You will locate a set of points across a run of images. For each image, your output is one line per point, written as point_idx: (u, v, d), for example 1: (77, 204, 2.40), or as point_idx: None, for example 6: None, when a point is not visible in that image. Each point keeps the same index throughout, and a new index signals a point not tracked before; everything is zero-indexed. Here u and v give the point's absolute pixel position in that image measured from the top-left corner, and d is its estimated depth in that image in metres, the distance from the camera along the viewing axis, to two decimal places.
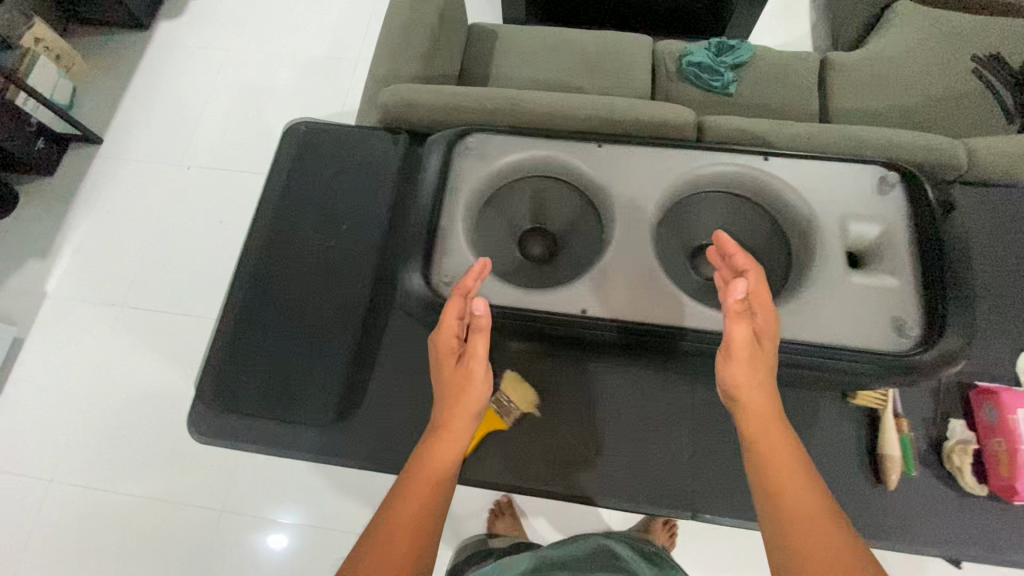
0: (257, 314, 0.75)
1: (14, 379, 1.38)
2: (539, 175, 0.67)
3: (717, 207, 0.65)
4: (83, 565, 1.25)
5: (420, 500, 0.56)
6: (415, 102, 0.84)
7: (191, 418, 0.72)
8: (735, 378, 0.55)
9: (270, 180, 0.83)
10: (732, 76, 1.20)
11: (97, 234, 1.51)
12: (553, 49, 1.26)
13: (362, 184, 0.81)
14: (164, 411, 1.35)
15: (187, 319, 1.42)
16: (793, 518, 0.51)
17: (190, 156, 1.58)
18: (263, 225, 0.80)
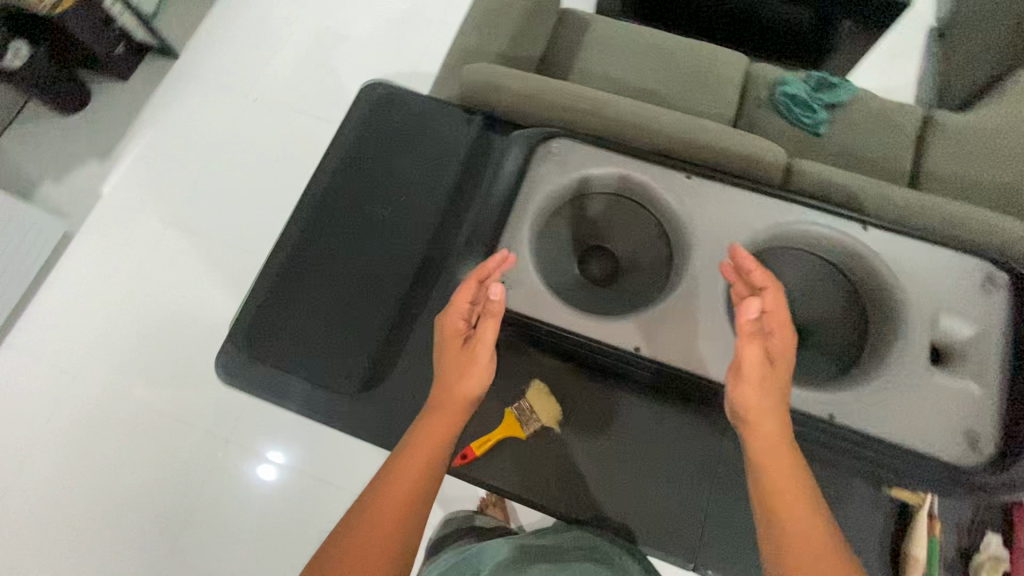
0: (303, 268, 0.75)
1: (57, 269, 1.43)
2: (616, 194, 0.66)
3: (801, 266, 0.62)
4: (89, 458, 1.30)
5: (412, 480, 0.56)
6: (498, 85, 0.80)
7: (220, 357, 0.73)
8: (744, 396, 0.53)
9: (338, 135, 0.82)
10: (825, 116, 1.13)
11: (158, 147, 1.53)
12: (644, 51, 1.21)
13: (429, 159, 0.80)
14: (190, 331, 1.39)
15: (229, 247, 1.45)
16: (797, 547, 0.50)
17: (260, 88, 1.59)
18: (324, 180, 0.79)
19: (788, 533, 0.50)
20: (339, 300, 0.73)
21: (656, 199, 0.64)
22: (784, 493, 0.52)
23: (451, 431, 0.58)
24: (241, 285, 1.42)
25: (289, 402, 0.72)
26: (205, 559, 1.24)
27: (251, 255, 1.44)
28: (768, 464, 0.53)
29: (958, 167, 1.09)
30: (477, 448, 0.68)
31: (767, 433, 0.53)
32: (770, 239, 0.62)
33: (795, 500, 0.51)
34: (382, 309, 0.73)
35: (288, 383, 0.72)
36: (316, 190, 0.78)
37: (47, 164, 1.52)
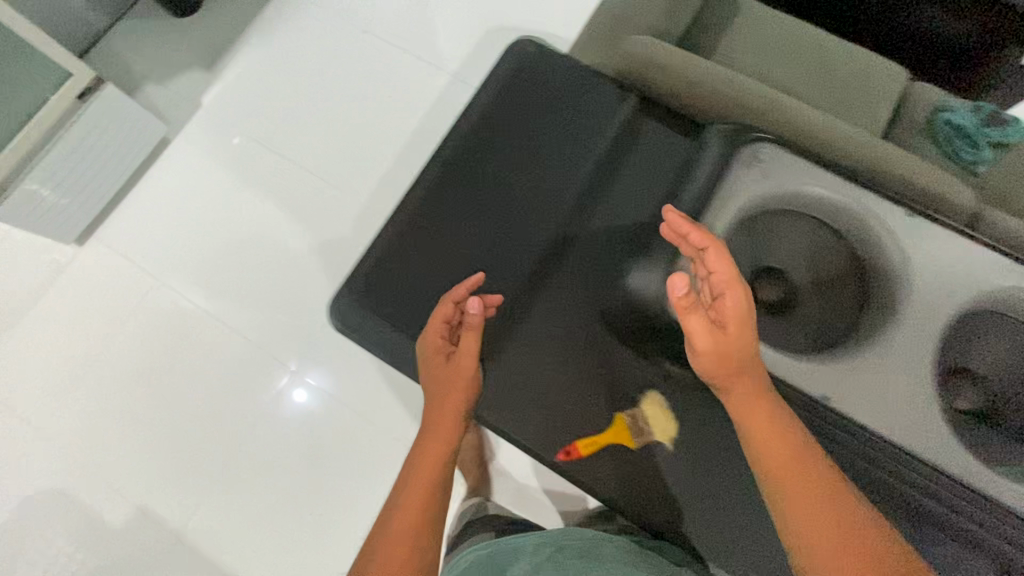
0: (422, 233, 0.91)
1: (154, 172, 1.45)
2: (813, 218, 0.85)
3: (1005, 347, 0.81)
4: (161, 362, 1.34)
5: (422, 492, 0.70)
6: (668, 62, 0.88)
7: (335, 304, 0.89)
8: (710, 361, 0.70)
9: (467, 119, 0.97)
10: (988, 155, 1.01)
11: (261, 65, 1.51)
12: (795, 46, 1.10)
13: (563, 139, 0.96)
14: (271, 257, 1.39)
15: (316, 178, 1.43)
16: (783, 469, 0.65)
17: (371, 20, 1.54)
18: (449, 159, 0.95)
19: (768, 462, 0.66)
20: (458, 263, 0.90)
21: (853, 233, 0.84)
22: (764, 435, 0.68)
23: (444, 434, 0.77)
24: (323, 218, 1.41)
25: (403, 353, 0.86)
26: (258, 480, 1.28)
27: (337, 190, 1.42)
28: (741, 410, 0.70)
29: None
30: (581, 447, 0.83)
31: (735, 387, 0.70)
32: (908, 304, 0.79)
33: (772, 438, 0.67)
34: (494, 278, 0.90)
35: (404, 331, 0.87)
36: (439, 174, 0.95)
37: (152, 65, 1.52)
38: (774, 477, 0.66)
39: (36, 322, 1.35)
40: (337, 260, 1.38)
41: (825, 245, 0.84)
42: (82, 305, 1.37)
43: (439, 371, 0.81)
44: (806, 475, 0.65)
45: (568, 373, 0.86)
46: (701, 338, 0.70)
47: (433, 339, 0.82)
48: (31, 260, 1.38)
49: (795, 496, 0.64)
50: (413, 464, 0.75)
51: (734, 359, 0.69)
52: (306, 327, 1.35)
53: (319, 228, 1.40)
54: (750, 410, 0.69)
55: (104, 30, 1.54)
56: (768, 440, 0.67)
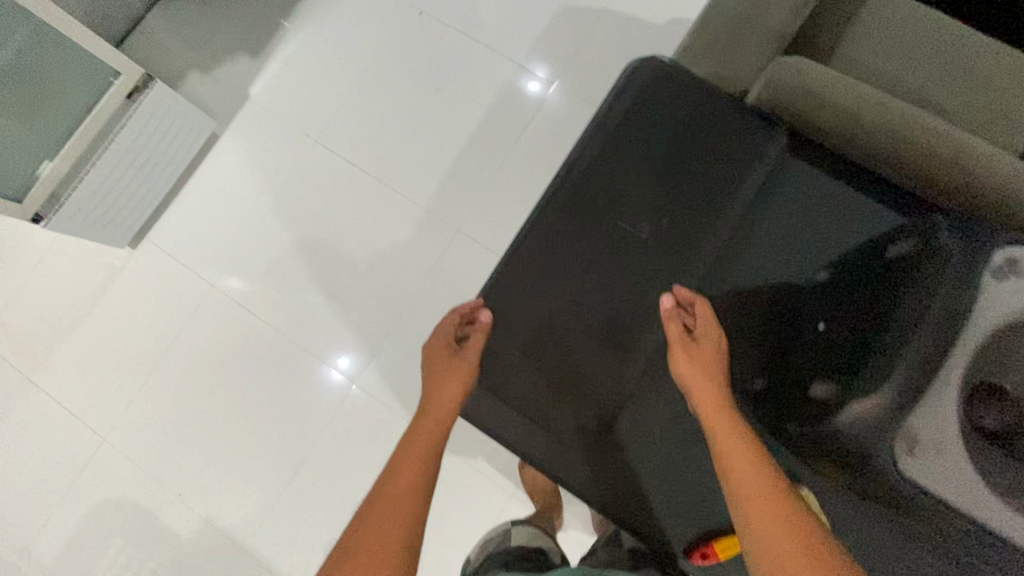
0: (535, 284, 0.79)
1: (202, 170, 1.38)
2: None
3: None
4: (218, 371, 1.31)
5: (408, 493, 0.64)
6: (812, 89, 0.71)
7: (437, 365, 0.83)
8: (685, 370, 0.68)
9: (590, 139, 0.80)
10: None
11: (311, 51, 1.40)
12: (940, 43, 0.93)
13: (688, 212, 0.79)
14: (327, 264, 1.32)
15: (375, 178, 1.34)
16: (736, 472, 0.59)
17: (426, 0, 1.40)
18: (567, 190, 0.79)
19: (727, 466, 0.60)
20: (579, 323, 0.78)
21: None
22: (726, 437, 0.62)
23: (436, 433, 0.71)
24: (383, 222, 1.33)
25: (513, 422, 0.78)
26: (321, 494, 1.25)
27: (396, 192, 1.33)
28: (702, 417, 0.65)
29: None
30: (721, 551, 0.72)
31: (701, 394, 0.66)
32: None
33: (737, 444, 0.61)
34: (621, 341, 0.78)
35: (515, 402, 0.78)
36: (552, 208, 0.79)
37: (197, 51, 1.42)
38: (735, 484, 0.59)
39: (94, 325, 1.33)
40: (398, 267, 1.31)
41: None
42: (137, 309, 1.34)
43: (439, 367, 0.76)
44: (771, 480, 0.58)
45: (706, 458, 0.76)
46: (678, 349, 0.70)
47: (438, 338, 0.78)
48: (86, 261, 1.34)
49: (756, 505, 0.56)
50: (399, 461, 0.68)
51: (709, 370, 0.68)
52: (367, 337, 1.29)
53: (378, 232, 1.32)
54: (719, 421, 0.63)
55: (144, 12, 1.44)
56: (734, 445, 0.61)
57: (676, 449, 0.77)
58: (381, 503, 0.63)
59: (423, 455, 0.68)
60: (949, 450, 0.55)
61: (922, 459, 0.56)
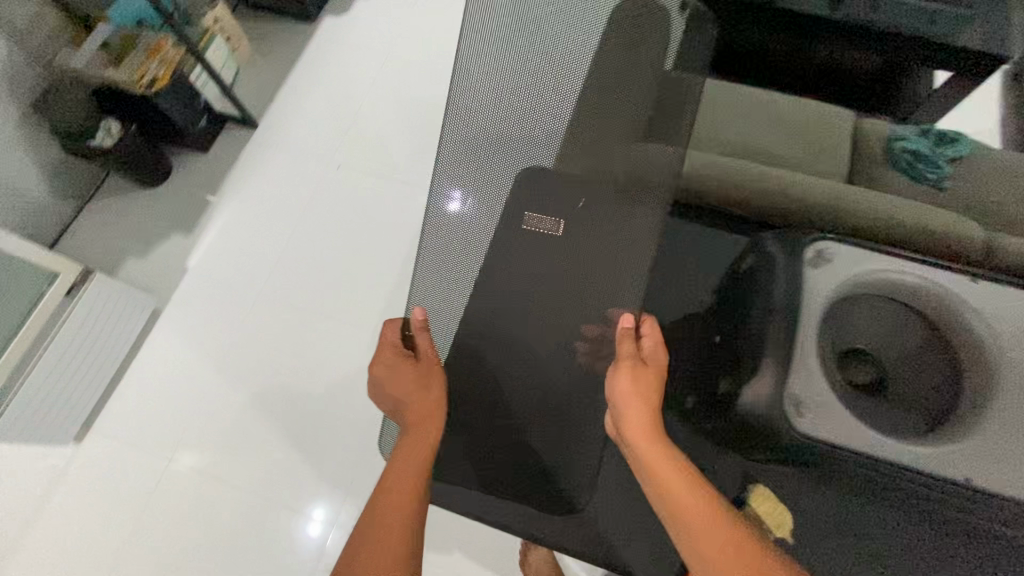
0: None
1: (147, 348, 1.39)
2: (876, 293, 0.86)
3: None
4: (185, 552, 1.22)
5: (407, 498, 0.72)
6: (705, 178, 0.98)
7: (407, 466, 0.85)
8: (620, 391, 0.79)
9: (491, 233, 0.96)
10: (949, 170, 1.11)
11: (243, 217, 1.52)
12: (751, 108, 1.20)
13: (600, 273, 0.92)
14: (287, 407, 1.33)
15: (321, 316, 1.41)
16: (663, 487, 0.69)
17: (342, 154, 1.59)
18: (494, 282, 0.94)
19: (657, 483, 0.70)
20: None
21: (920, 296, 0.84)
22: (654, 455, 0.72)
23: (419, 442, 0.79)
24: (336, 355, 1.37)
25: None
26: None
27: (345, 324, 1.40)
28: (633, 439, 0.75)
29: None
30: None
31: (629, 416, 0.76)
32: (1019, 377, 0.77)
33: (667, 463, 0.71)
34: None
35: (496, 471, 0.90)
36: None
37: (131, 237, 1.50)
38: (666, 496, 0.68)
39: (43, 541, 1.23)
40: (360, 394, 1.34)
41: (901, 321, 0.85)
42: (90, 510, 1.25)
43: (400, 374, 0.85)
44: (702, 500, 0.66)
45: None
46: (616, 376, 0.81)
47: (385, 349, 0.87)
48: (27, 471, 1.27)
49: (689, 520, 0.65)
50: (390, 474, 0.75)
51: (646, 395, 0.78)
52: (341, 471, 1.28)
53: (333, 365, 1.36)
54: (648, 440, 0.73)
55: (73, 217, 1.52)
56: (664, 462, 0.71)
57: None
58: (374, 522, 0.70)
59: (416, 453, 0.78)
60: (824, 403, 0.78)
61: (809, 416, 0.78)
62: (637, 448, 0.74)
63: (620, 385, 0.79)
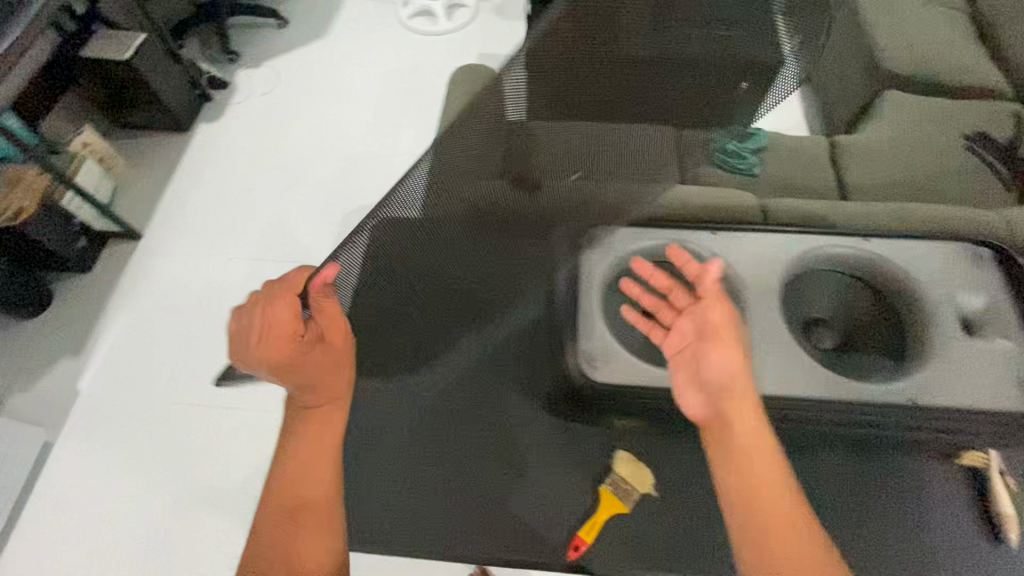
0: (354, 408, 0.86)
1: (41, 485, 1.31)
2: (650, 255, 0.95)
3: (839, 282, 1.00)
4: None
5: (325, 481, 0.83)
6: None
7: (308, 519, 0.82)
8: (727, 373, 0.77)
9: None
10: (755, 160, 1.32)
11: (135, 327, 1.50)
12: None
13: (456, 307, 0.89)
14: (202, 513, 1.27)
15: (227, 404, 1.38)
16: (744, 493, 0.74)
17: (231, 248, 1.63)
18: None
19: (749, 480, 0.75)
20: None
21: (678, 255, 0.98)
22: (752, 452, 0.75)
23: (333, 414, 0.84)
24: (248, 440, 1.34)
25: None
26: None
27: (253, 408, 1.37)
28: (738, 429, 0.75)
29: (872, 177, 1.30)
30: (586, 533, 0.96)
31: (740, 402, 0.76)
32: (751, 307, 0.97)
33: (763, 466, 0.75)
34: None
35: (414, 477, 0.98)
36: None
37: (16, 372, 1.44)
38: (758, 499, 0.74)
39: None
40: None
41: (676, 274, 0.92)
42: None
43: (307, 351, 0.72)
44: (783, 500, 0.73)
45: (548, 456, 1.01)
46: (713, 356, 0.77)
47: (285, 326, 0.68)
48: None
49: (771, 521, 0.72)
50: (303, 449, 0.84)
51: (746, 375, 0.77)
52: None
53: (245, 451, 1.32)
54: (748, 434, 0.75)
55: None
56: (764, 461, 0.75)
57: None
58: (301, 506, 0.83)
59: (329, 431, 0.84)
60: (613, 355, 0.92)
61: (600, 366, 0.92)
62: (739, 437, 0.76)
63: (721, 366, 0.77)
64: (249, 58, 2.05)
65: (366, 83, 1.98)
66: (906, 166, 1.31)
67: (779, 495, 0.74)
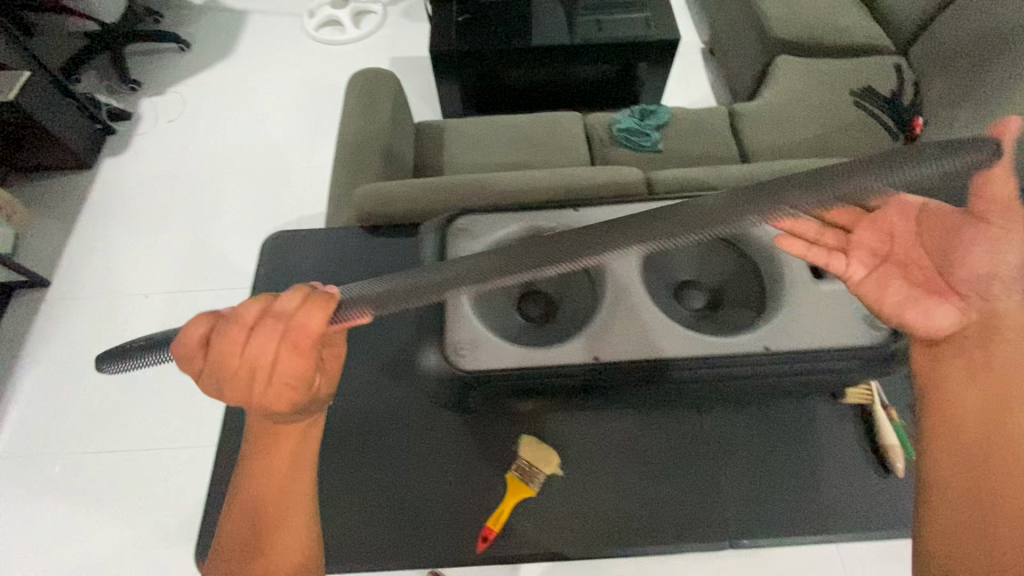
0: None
1: None
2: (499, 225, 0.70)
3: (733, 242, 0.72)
4: None
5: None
6: (393, 200, 0.87)
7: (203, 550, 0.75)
8: (999, 268, 0.50)
9: None
10: (657, 135, 1.35)
11: (50, 379, 1.42)
12: (491, 134, 1.35)
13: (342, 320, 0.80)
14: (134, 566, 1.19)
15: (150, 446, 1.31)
16: (1000, 439, 0.48)
17: (148, 284, 1.56)
18: None
19: (986, 410, 0.49)
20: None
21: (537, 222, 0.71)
22: (1010, 374, 0.49)
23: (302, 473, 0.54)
24: (176, 479, 1.27)
25: None
26: None
27: (179, 445, 1.31)
28: (1000, 344, 0.50)
29: (770, 142, 1.34)
30: (494, 524, 0.66)
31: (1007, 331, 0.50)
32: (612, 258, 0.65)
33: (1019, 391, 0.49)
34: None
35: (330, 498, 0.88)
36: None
37: None
38: (1009, 429, 0.48)
39: None
40: None
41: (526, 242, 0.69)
42: None
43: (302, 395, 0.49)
44: None
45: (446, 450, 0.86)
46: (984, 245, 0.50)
47: (289, 363, 0.46)
48: None
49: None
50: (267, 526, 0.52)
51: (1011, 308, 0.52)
52: None
53: (173, 492, 1.26)
54: (1015, 355, 0.50)
55: None
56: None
57: (405, 457, 0.72)
58: None
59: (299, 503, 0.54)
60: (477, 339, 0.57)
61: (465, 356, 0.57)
62: (1003, 360, 0.50)
63: (982, 260, 0.50)
64: (152, 85, 1.98)
65: (277, 100, 1.94)
66: (800, 127, 1.35)
67: None
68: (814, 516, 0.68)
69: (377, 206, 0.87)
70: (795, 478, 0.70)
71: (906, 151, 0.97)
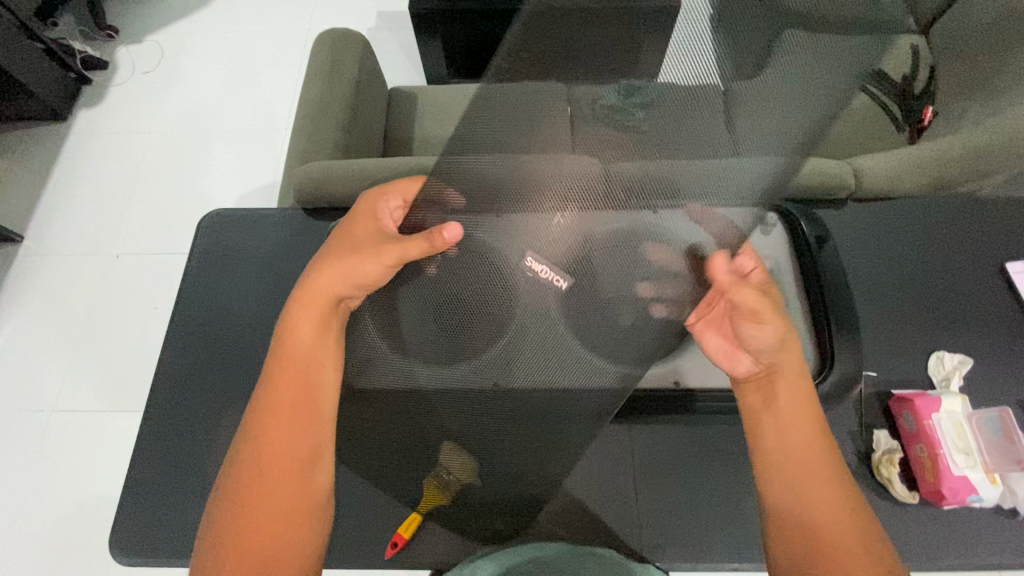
0: (177, 415, 0.80)
1: None
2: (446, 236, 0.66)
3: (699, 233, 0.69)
4: None
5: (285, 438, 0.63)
6: (327, 184, 0.87)
7: (116, 534, 0.73)
8: (761, 341, 0.64)
9: (186, 300, 0.87)
10: None
11: (21, 335, 1.42)
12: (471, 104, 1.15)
13: (277, 301, 0.87)
14: (98, 524, 1.22)
15: (104, 413, 1.32)
16: (794, 496, 0.58)
17: (119, 244, 1.54)
18: (209, 330, 0.86)
19: (787, 450, 0.60)
20: (233, 424, 0.79)
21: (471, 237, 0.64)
22: (791, 433, 0.61)
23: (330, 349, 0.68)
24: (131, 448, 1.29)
25: None
26: None
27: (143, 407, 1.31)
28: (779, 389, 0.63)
29: None
30: (404, 532, 0.71)
31: (785, 386, 0.63)
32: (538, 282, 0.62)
33: (805, 459, 0.60)
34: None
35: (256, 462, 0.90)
36: (185, 338, 0.85)
37: None
38: (800, 499, 0.58)
39: None
40: None
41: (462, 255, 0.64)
42: None
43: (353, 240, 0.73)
44: (845, 521, 0.56)
45: None
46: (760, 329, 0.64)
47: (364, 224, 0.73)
48: None
49: (833, 544, 0.55)
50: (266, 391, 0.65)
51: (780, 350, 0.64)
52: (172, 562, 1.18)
53: (127, 459, 1.27)
54: (791, 399, 0.62)
55: None
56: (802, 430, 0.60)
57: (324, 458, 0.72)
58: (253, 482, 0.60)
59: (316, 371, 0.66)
60: None
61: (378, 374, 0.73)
62: (789, 424, 0.61)
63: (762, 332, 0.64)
64: (129, 33, 1.89)
65: (259, 56, 1.84)
66: None
67: (832, 502, 0.57)
68: (732, 539, 0.69)
69: (323, 196, 0.89)
70: (710, 503, 0.70)
71: (886, 154, 0.88)
